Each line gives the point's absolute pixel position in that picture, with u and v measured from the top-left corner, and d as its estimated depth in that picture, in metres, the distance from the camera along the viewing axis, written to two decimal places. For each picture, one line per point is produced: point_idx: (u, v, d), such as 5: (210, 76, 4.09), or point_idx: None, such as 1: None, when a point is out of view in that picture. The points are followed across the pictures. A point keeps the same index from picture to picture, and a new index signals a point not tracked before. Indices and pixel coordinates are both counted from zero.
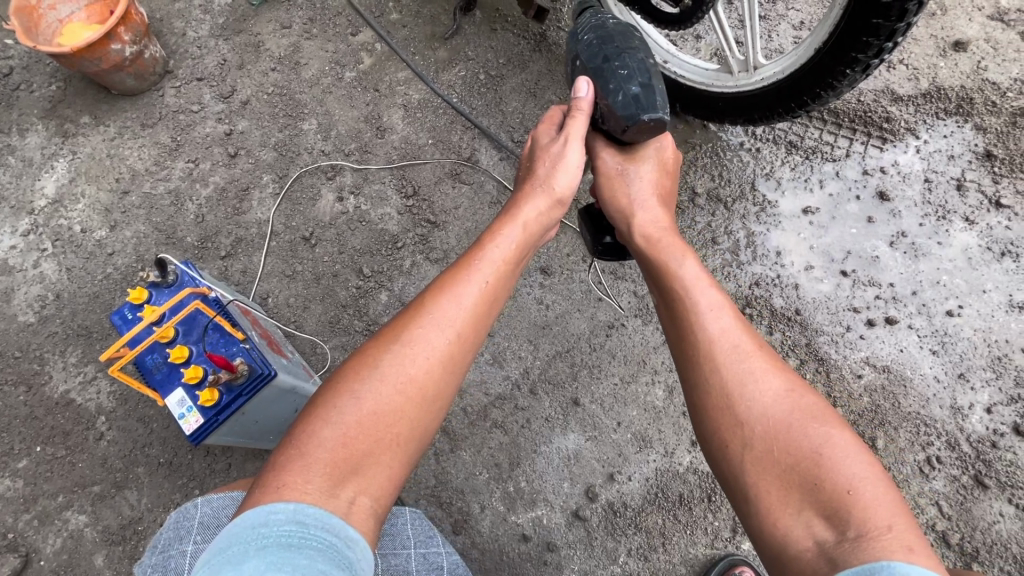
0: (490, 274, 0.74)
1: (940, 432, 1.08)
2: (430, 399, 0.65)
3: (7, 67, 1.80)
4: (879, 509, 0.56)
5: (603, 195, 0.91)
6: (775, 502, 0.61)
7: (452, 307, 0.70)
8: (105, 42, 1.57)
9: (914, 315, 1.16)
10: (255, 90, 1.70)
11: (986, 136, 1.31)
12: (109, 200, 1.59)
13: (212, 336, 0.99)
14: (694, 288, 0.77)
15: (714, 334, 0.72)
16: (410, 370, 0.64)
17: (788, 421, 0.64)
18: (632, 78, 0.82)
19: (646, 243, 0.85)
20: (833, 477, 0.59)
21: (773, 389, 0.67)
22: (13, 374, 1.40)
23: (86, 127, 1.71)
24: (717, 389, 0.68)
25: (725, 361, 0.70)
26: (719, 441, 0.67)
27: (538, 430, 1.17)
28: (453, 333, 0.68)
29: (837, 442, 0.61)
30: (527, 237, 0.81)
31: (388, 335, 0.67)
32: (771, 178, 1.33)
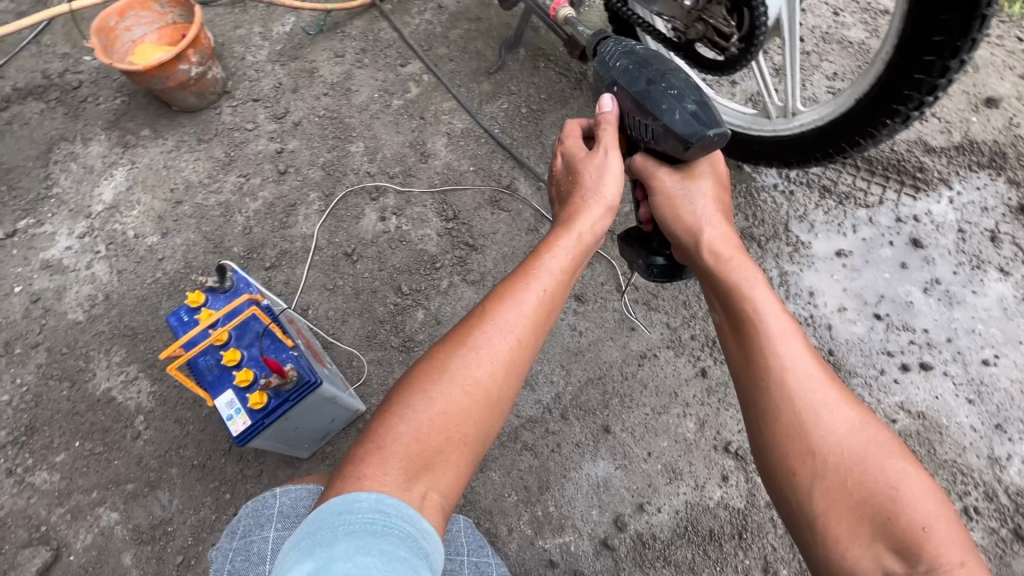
0: (549, 284, 0.77)
1: (977, 481, 1.05)
2: (493, 403, 0.67)
3: (77, 81, 2.00)
4: (952, 547, 0.57)
5: (663, 215, 0.92)
6: (843, 532, 0.61)
7: (516, 315, 0.72)
8: (175, 62, 1.68)
9: (949, 362, 1.17)
10: (306, 113, 1.80)
11: (1020, 190, 1.34)
12: (163, 209, 1.67)
13: (265, 341, 1.03)
14: (765, 307, 0.75)
15: (786, 361, 0.70)
16: (476, 376, 0.67)
17: (862, 453, 0.63)
18: (685, 96, 0.84)
19: (712, 260, 0.85)
20: (908, 513, 0.59)
21: (846, 420, 0.66)
22: (58, 369, 1.45)
23: (147, 141, 1.82)
24: (786, 412, 0.67)
25: (797, 388, 0.68)
26: (785, 470, 0.66)
27: (568, 455, 1.18)
28: (514, 340, 0.71)
29: (909, 479, 0.61)
30: (583, 248, 0.83)
31: (448, 343, 0.70)
32: (804, 221, 1.37)
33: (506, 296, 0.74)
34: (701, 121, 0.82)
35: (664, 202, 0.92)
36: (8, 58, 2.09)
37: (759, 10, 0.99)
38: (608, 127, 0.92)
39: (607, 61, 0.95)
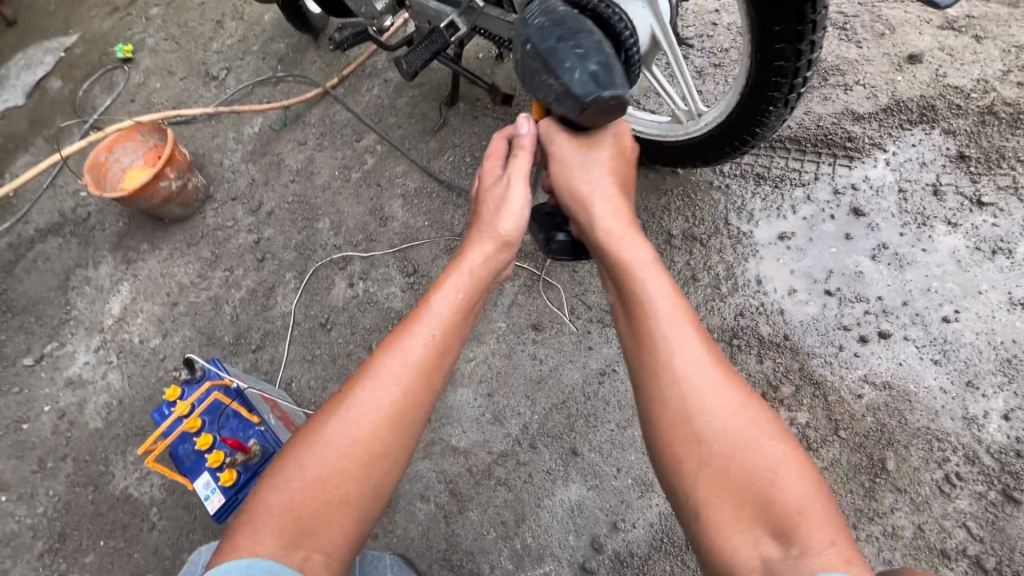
0: (438, 326, 0.79)
1: (956, 445, 1.01)
2: (376, 456, 0.70)
3: (86, 212, 2.25)
4: (824, 527, 0.61)
5: (560, 187, 0.94)
6: (725, 522, 0.64)
7: (400, 363, 0.75)
8: (157, 181, 1.86)
9: (908, 326, 1.13)
10: (277, 201, 1.95)
11: (957, 139, 1.31)
12: (162, 312, 1.84)
13: (232, 422, 1.12)
14: (652, 291, 0.79)
15: (674, 345, 0.74)
16: (356, 431, 0.70)
17: (742, 438, 0.68)
18: (588, 56, 0.84)
19: (605, 239, 0.88)
20: (782, 498, 0.63)
21: (727, 407, 0.70)
22: (83, 476, 1.59)
23: (146, 254, 2.02)
24: (670, 398, 0.72)
25: (684, 377, 0.72)
26: (675, 459, 0.69)
27: (540, 484, 1.19)
28: (398, 388, 0.73)
29: (786, 461, 0.65)
30: (474, 283, 0.85)
31: (336, 397, 0.74)
32: (742, 212, 1.38)
33: (391, 343, 0.77)
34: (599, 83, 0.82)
35: (567, 167, 0.92)
36: (27, 204, 2.37)
37: (630, 46, 1.01)
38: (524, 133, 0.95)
39: (527, 18, 0.91)
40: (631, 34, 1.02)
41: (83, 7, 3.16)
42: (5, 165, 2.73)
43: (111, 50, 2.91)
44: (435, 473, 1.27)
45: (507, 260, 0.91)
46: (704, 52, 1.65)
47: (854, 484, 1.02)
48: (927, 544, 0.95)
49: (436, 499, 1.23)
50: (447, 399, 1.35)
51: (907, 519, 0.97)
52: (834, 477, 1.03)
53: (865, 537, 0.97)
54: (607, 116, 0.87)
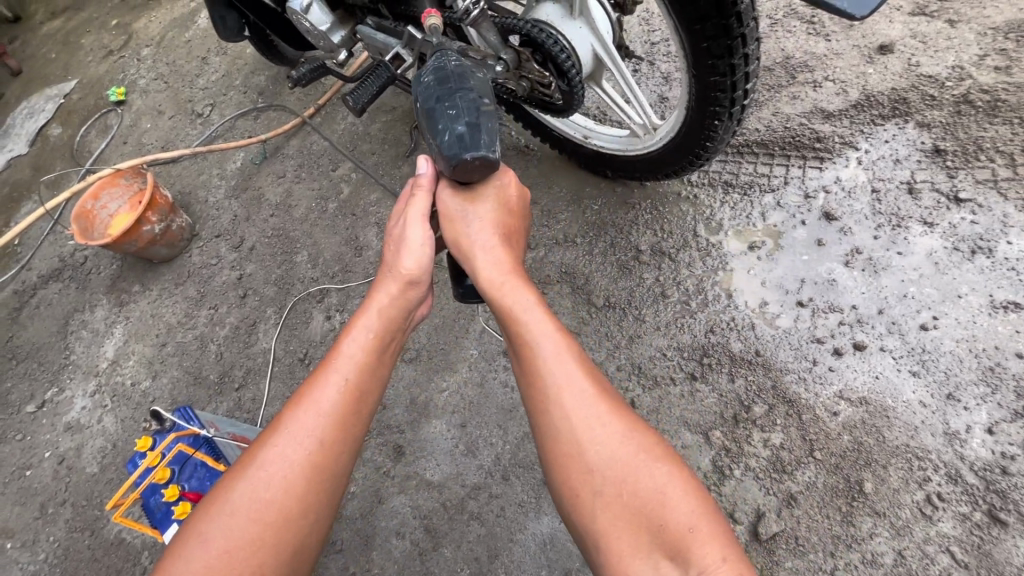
0: (348, 377, 0.85)
1: (937, 464, 0.95)
2: (290, 516, 0.75)
3: (82, 256, 2.31)
4: (713, 543, 0.70)
5: (449, 240, 1.00)
6: (626, 548, 0.73)
7: (309, 422, 0.80)
8: (138, 226, 1.90)
9: (885, 336, 1.08)
10: (258, 236, 1.98)
11: (932, 132, 1.25)
12: (152, 353, 1.87)
13: (201, 472, 1.15)
14: (540, 334, 0.87)
15: (561, 384, 0.83)
16: (265, 493, 0.75)
17: (631, 464, 0.77)
18: (458, 117, 0.91)
19: (489, 289, 0.93)
20: (673, 517, 0.72)
21: (614, 436, 0.79)
22: (81, 520, 1.64)
23: (137, 296, 2.06)
24: (563, 434, 0.80)
25: (573, 412, 0.81)
26: (574, 491, 0.78)
27: (513, 517, 1.18)
28: (307, 446, 0.79)
29: (672, 481, 0.75)
30: (381, 332, 0.90)
31: (243, 463, 0.79)
32: (711, 222, 1.33)
33: (299, 404, 0.82)
34: (464, 144, 0.90)
35: (449, 220, 0.99)
36: (26, 251, 2.43)
37: (572, 75, 1.09)
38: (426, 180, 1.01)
39: (421, 76, 1.00)
40: (571, 63, 1.08)
41: (79, 54, 3.25)
42: (9, 213, 2.82)
43: (104, 94, 2.99)
44: (409, 508, 1.26)
45: (418, 296, 0.96)
46: (670, 58, 1.60)
47: (830, 509, 0.97)
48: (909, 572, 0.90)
49: (411, 536, 1.22)
50: (421, 431, 1.35)
51: (887, 545, 0.92)
52: (810, 502, 0.98)
53: (843, 566, 0.93)
54: (481, 172, 0.94)
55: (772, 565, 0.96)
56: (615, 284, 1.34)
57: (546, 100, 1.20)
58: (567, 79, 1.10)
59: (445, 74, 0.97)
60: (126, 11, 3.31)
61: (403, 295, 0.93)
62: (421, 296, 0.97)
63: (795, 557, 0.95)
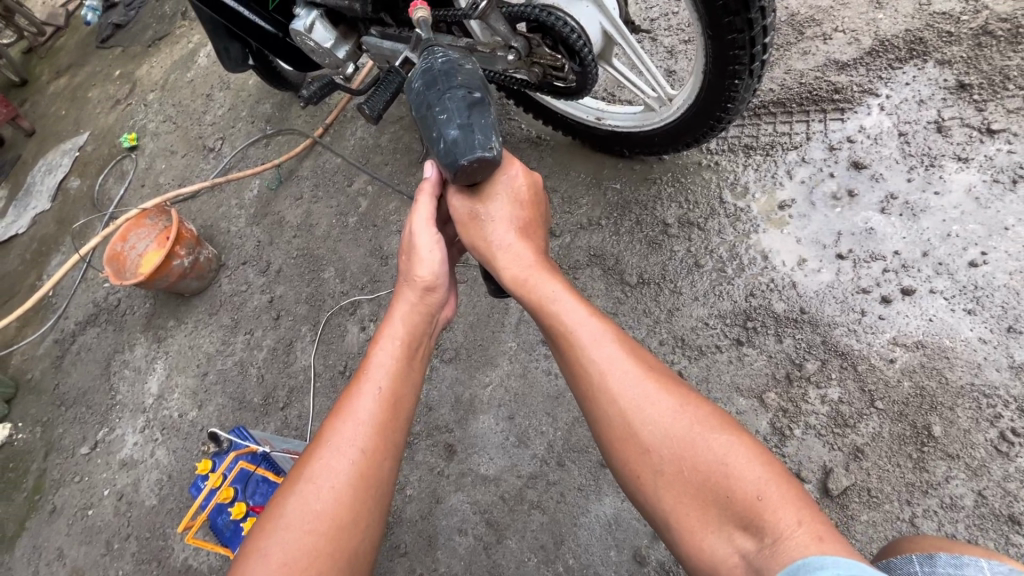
0: (382, 382, 0.87)
1: (1005, 399, 0.93)
2: (339, 526, 0.74)
3: (116, 299, 2.37)
4: (787, 508, 0.65)
5: (467, 241, 1.02)
6: (696, 524, 0.69)
7: (351, 431, 0.82)
8: (169, 261, 1.94)
9: (933, 278, 1.05)
10: (284, 258, 2.01)
11: (953, 68, 1.22)
12: (194, 383, 1.91)
13: (262, 487, 1.17)
14: (574, 319, 0.86)
15: (604, 365, 0.81)
16: (315, 505, 0.75)
17: (690, 437, 0.73)
18: (450, 121, 0.91)
19: (514, 284, 0.94)
20: (741, 488, 0.68)
21: (668, 412, 0.75)
22: (147, 551, 1.69)
23: (173, 330, 2.10)
24: (611, 417, 0.78)
25: (621, 392, 0.78)
26: (633, 472, 0.75)
27: (573, 502, 1.17)
28: (351, 455, 0.79)
29: (735, 448, 0.71)
30: (409, 339, 0.94)
31: (290, 480, 0.80)
32: (736, 187, 1.32)
33: (340, 414, 0.84)
34: (459, 148, 0.91)
35: (463, 220, 1.01)
36: (62, 300, 2.50)
37: (585, 54, 1.09)
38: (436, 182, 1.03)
39: (412, 81, 1.00)
40: (583, 42, 1.08)
41: (89, 107, 3.35)
42: (41, 267, 2.91)
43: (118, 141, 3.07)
44: (469, 504, 1.26)
45: (438, 299, 0.99)
46: (673, 31, 1.59)
47: (901, 457, 0.95)
48: (993, 511, 0.87)
49: (474, 531, 1.23)
50: (471, 428, 1.35)
51: (965, 487, 0.90)
52: (877, 452, 0.97)
53: (922, 513, 0.90)
54: (484, 171, 0.94)
55: (848, 521, 0.94)
56: (646, 260, 1.34)
57: (560, 83, 1.20)
58: (580, 59, 1.10)
59: (434, 75, 0.97)
60: (129, 59, 3.40)
61: (425, 298, 0.98)
62: (443, 297, 1.00)
63: (870, 509, 0.93)
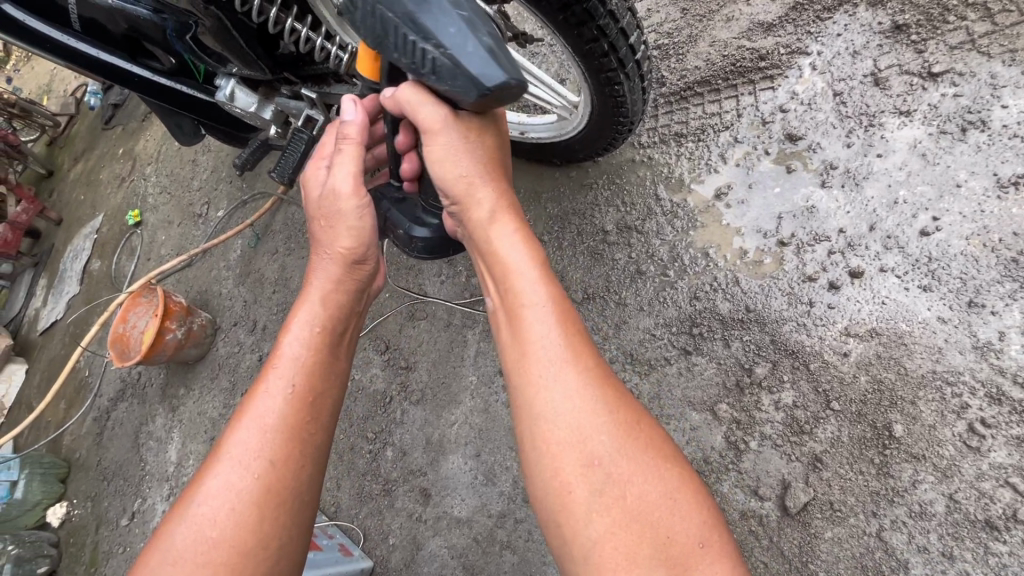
0: (298, 378, 0.74)
1: (972, 385, 0.84)
2: (236, 561, 0.60)
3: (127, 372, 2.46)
4: (720, 562, 0.57)
5: (436, 174, 0.82)
6: (617, 570, 0.55)
7: (248, 439, 0.68)
8: (161, 336, 1.99)
9: (883, 255, 0.95)
10: (268, 316, 2.07)
11: (887, 8, 1.08)
12: (206, 449, 2.01)
13: None
14: (520, 293, 0.70)
15: (570, 353, 0.65)
16: (209, 533, 0.62)
17: (642, 460, 0.61)
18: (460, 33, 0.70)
19: (485, 236, 0.79)
20: (677, 530, 0.57)
21: (626, 430, 0.62)
22: None
23: (184, 398, 2.19)
24: (542, 418, 0.63)
25: (587, 390, 0.63)
26: (559, 495, 0.59)
27: (541, 538, 1.17)
28: (249, 471, 0.66)
29: (681, 488, 0.60)
30: (331, 326, 0.81)
31: (181, 499, 0.66)
32: (671, 180, 1.21)
33: (242, 414, 0.71)
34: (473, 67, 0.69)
35: (439, 154, 0.80)
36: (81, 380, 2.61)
37: None
38: (414, 98, 0.79)
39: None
40: None
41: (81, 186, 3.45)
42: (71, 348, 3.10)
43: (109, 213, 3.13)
44: (446, 548, 1.26)
45: (365, 275, 0.88)
46: None
47: (863, 463, 0.87)
48: (967, 517, 0.79)
49: None
50: (441, 469, 1.33)
51: (935, 492, 0.82)
52: (838, 460, 0.88)
53: (890, 525, 0.83)
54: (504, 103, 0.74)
55: (813, 540, 0.87)
56: (590, 273, 1.22)
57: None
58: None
59: None
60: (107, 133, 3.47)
61: (351, 272, 0.86)
62: (371, 272, 0.89)
63: (834, 525, 0.86)
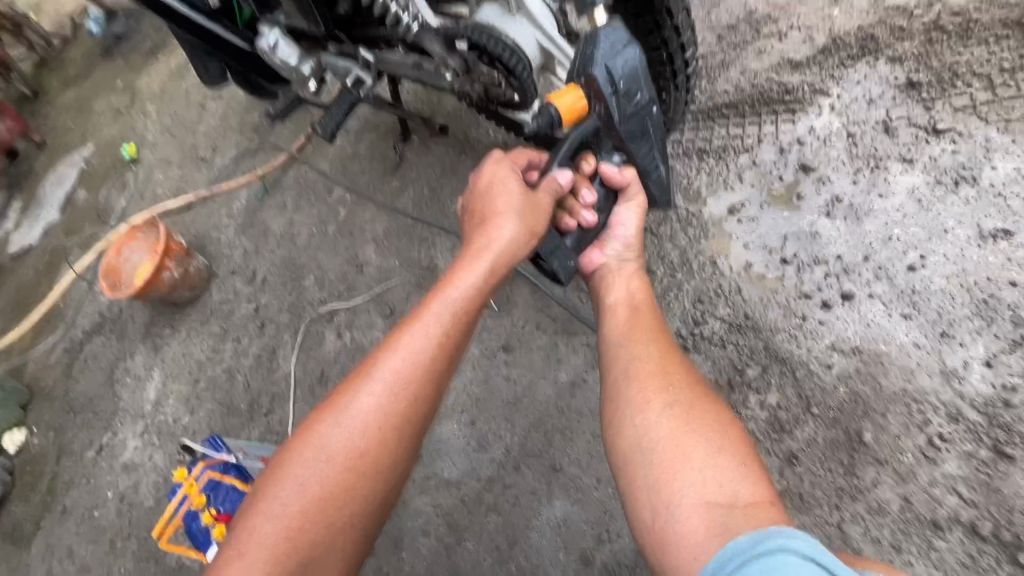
0: (440, 331, 0.83)
1: (936, 405, 0.95)
2: (375, 456, 0.77)
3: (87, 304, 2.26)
4: (760, 481, 0.65)
5: (628, 233, 1.01)
6: (672, 464, 0.68)
7: (394, 368, 0.80)
8: (158, 274, 1.93)
9: (873, 283, 1.06)
10: (268, 268, 2.03)
11: (905, 65, 1.19)
12: (187, 390, 1.95)
13: (233, 495, 1.21)
14: (632, 295, 0.97)
15: (659, 331, 0.88)
16: (357, 444, 0.77)
17: (702, 398, 0.76)
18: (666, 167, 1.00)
19: (629, 270, 1.01)
20: (731, 451, 0.68)
21: (692, 380, 0.79)
22: (144, 551, 1.79)
23: (169, 338, 2.06)
24: (635, 359, 0.83)
25: (670, 352, 0.84)
26: (637, 407, 0.77)
27: (527, 504, 1.24)
28: (393, 395, 0.79)
29: (730, 424, 0.72)
30: (481, 292, 0.88)
31: (335, 404, 0.80)
32: (689, 190, 1.29)
33: (389, 347, 0.82)
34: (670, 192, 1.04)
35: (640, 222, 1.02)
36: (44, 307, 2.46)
37: (520, 71, 1.12)
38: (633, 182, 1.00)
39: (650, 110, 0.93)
40: (517, 60, 1.11)
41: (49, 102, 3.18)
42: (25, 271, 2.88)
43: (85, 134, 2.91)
44: (432, 506, 1.31)
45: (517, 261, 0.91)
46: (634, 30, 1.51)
47: (832, 462, 0.97)
48: (916, 516, 0.91)
49: (436, 532, 1.28)
50: (435, 433, 1.37)
51: (892, 492, 0.93)
52: (811, 458, 0.99)
53: (850, 518, 0.94)
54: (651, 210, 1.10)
55: None
56: None
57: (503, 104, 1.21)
58: (516, 79, 1.13)
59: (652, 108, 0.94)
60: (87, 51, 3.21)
61: (510, 250, 0.89)
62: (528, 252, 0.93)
63: (802, 514, 0.96)
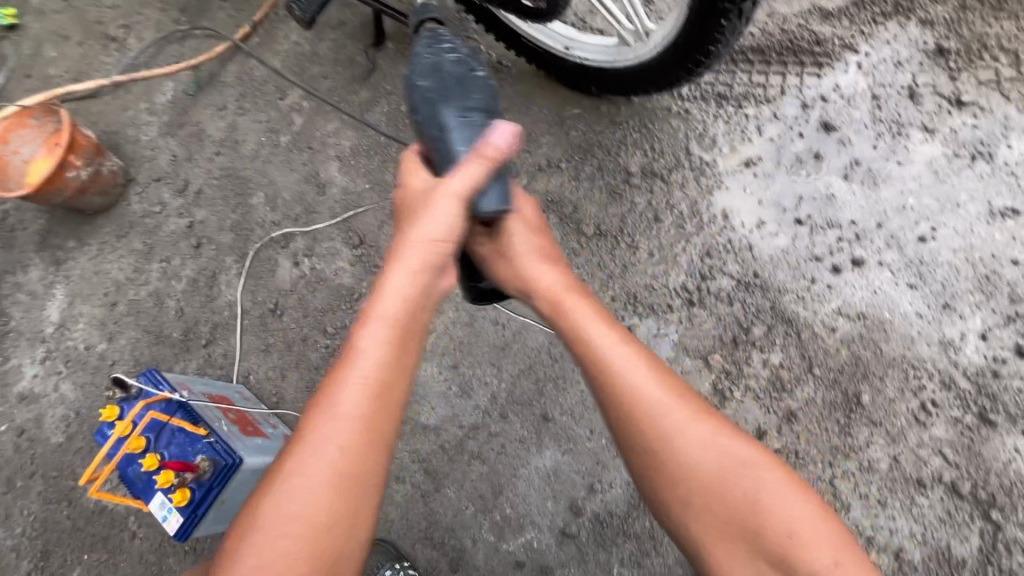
0: (375, 372, 0.67)
1: (931, 372, 1.00)
2: (342, 527, 0.62)
3: None
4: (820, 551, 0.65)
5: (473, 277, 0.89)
6: (721, 545, 0.68)
7: (332, 428, 0.64)
8: (60, 172, 1.44)
9: (884, 251, 1.07)
10: (205, 178, 1.61)
11: (935, 30, 1.16)
12: (101, 314, 1.52)
13: (179, 437, 1.04)
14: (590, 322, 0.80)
15: (658, 374, 0.75)
16: (309, 514, 0.61)
17: (733, 468, 0.70)
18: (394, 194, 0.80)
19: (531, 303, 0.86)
20: (776, 524, 0.66)
21: (718, 442, 0.71)
22: (54, 491, 1.38)
23: (76, 253, 1.58)
24: (647, 424, 0.72)
25: (687, 408, 0.73)
26: (667, 479, 0.71)
27: (515, 454, 1.19)
28: (339, 455, 0.63)
29: (778, 484, 0.69)
30: (408, 321, 0.72)
31: (272, 479, 0.64)
32: (704, 138, 1.20)
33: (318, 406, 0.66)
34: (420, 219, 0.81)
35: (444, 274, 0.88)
36: None
37: None
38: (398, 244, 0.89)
39: None
40: None
41: None
42: None
43: None
44: (407, 453, 1.22)
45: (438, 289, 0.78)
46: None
47: (830, 422, 1.00)
48: (903, 475, 0.97)
49: (411, 479, 1.21)
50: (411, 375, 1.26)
51: (882, 452, 0.98)
52: (809, 417, 1.01)
53: (841, 474, 0.98)
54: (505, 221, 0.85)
55: None
56: (605, 210, 1.19)
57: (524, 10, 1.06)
58: None
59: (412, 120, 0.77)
60: None
61: (420, 276, 0.75)
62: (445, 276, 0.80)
63: (795, 470, 0.99)
